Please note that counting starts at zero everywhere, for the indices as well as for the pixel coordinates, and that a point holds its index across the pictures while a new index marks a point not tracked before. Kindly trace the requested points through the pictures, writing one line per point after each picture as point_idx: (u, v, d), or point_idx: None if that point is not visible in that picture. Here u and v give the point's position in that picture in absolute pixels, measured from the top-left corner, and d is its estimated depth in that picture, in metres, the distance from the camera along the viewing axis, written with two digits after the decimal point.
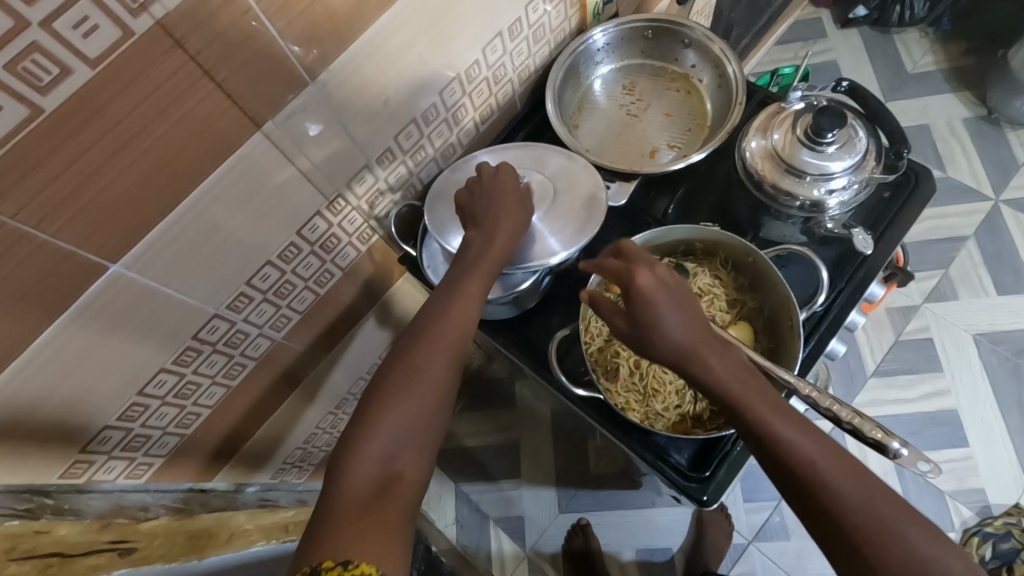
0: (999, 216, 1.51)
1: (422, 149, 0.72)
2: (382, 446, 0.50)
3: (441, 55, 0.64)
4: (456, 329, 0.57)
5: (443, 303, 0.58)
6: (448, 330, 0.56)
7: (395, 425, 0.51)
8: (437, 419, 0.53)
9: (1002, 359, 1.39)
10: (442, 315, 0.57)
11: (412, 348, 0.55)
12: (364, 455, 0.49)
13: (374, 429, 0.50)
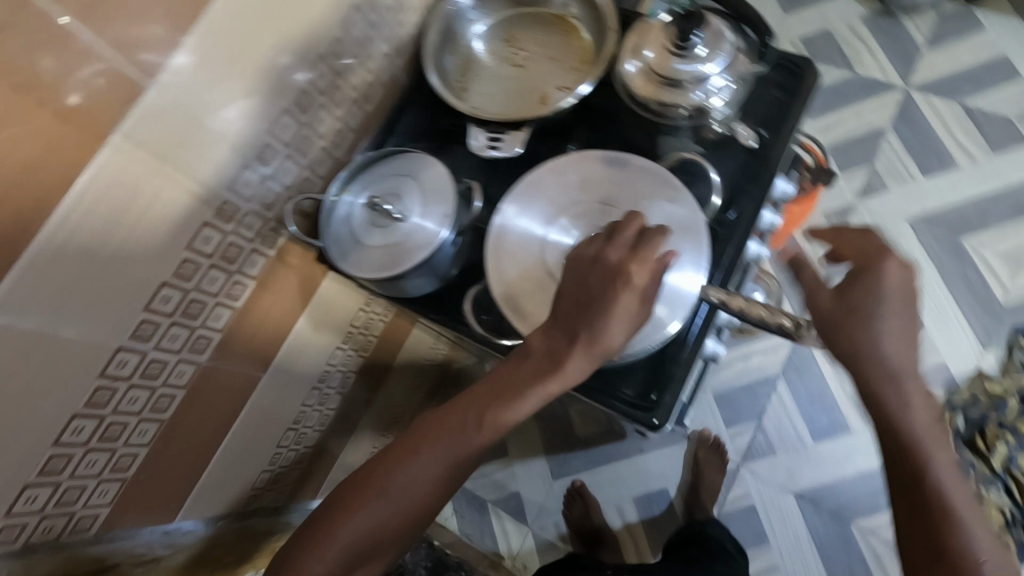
0: (911, 102, 1.55)
1: (306, 138, 0.70)
2: (354, 534, 0.56)
3: (296, 36, 0.63)
4: (475, 442, 0.57)
5: (479, 412, 0.57)
6: (462, 443, 0.57)
7: (370, 517, 0.56)
8: (426, 497, 0.57)
9: (939, 238, 1.43)
10: (469, 426, 0.57)
11: (421, 444, 0.58)
12: (343, 533, 0.55)
13: (360, 508, 0.56)
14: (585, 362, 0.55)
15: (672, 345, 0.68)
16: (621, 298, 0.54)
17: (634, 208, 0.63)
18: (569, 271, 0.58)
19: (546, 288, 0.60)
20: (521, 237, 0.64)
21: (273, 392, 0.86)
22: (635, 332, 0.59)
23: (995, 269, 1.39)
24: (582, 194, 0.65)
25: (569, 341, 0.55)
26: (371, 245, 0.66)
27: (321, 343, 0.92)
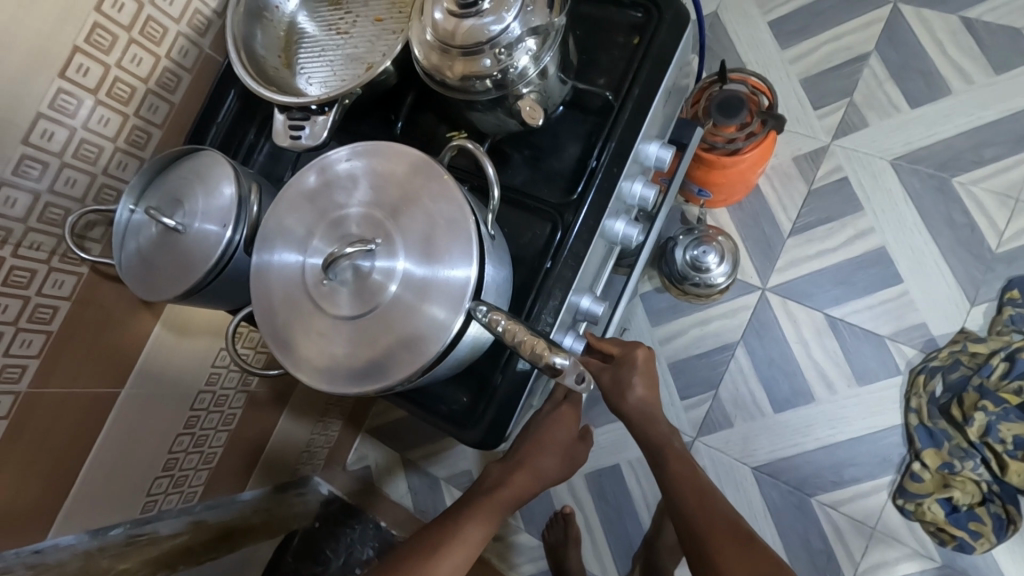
0: (900, 18, 1.33)
1: (88, 143, 0.63)
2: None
3: (28, 29, 0.55)
4: (459, 557, 0.67)
5: (464, 529, 0.69)
6: (450, 561, 0.66)
7: None
8: None
9: (925, 179, 1.25)
10: (453, 542, 0.67)
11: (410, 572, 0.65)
12: None
13: None
14: (534, 475, 0.73)
15: (504, 351, 0.61)
16: (371, 307, 0.48)
17: (401, 210, 0.50)
18: (330, 296, 0.49)
19: (310, 322, 0.50)
20: (279, 259, 0.52)
21: (142, 405, 0.83)
22: (410, 352, 0.47)
23: (989, 211, 1.21)
24: (344, 192, 0.52)
25: (521, 465, 0.74)
26: (155, 265, 0.60)
27: (193, 348, 0.88)
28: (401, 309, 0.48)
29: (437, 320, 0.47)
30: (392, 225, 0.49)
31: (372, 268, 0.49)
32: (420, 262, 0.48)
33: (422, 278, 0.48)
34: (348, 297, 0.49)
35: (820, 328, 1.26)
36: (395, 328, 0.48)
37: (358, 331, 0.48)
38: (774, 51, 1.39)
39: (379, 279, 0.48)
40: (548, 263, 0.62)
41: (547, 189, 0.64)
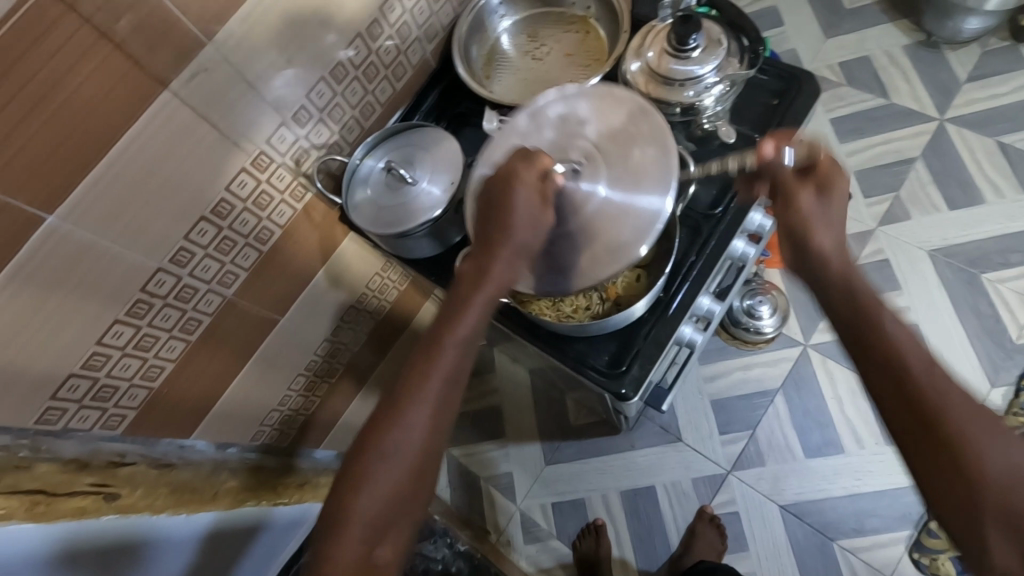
0: (944, 134, 1.55)
1: (339, 107, 0.80)
2: (364, 517, 0.55)
3: (336, 13, 0.72)
4: (436, 387, 0.58)
5: (432, 364, 0.59)
6: (422, 386, 0.58)
7: (377, 483, 0.56)
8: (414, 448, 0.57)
9: (957, 270, 1.43)
10: (422, 374, 0.58)
11: (383, 410, 0.58)
12: (351, 524, 0.55)
13: (358, 494, 0.55)
14: (511, 254, 0.59)
15: (646, 323, 0.75)
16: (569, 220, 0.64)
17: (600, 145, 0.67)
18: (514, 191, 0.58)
19: (498, 215, 0.59)
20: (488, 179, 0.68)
21: (288, 339, 0.95)
22: (614, 255, 0.63)
23: (1011, 307, 1.38)
24: (547, 129, 0.69)
25: (482, 280, 0.59)
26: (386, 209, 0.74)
27: (336, 299, 1.00)
28: (606, 216, 0.64)
29: (641, 226, 0.63)
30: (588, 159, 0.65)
31: (576, 185, 0.65)
32: (616, 190, 0.65)
33: (620, 197, 0.64)
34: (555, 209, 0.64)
35: (854, 388, 1.40)
36: (600, 230, 0.63)
37: (537, 219, 0.60)
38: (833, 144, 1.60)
39: (580, 199, 0.64)
40: (692, 258, 0.77)
41: (691, 205, 0.79)
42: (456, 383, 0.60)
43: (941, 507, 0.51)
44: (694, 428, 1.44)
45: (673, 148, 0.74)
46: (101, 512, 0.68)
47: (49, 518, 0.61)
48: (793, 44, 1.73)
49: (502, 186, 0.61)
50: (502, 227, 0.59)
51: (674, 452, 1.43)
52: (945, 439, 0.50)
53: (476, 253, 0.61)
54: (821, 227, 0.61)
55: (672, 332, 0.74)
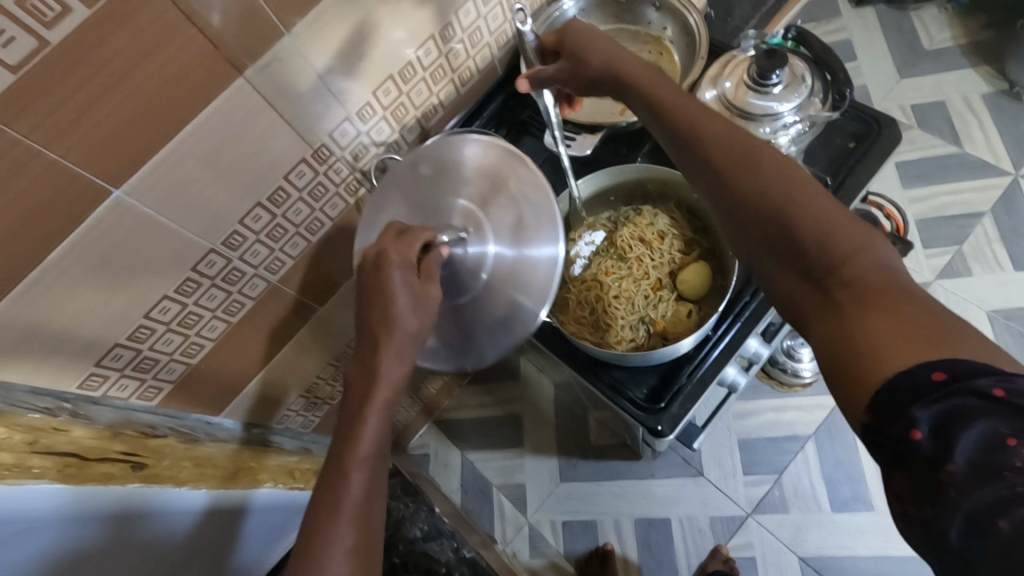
0: (1018, 190, 1.47)
1: (403, 106, 0.80)
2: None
3: (413, 14, 0.72)
4: (345, 520, 0.53)
5: (340, 494, 0.54)
6: (340, 501, 0.54)
7: None
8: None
9: (1017, 336, 1.35)
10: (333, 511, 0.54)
11: (306, 534, 0.53)
12: None
13: None
14: (393, 346, 0.58)
15: (691, 361, 0.73)
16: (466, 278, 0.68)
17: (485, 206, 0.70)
18: (389, 280, 0.58)
19: (374, 306, 0.59)
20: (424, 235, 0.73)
21: (324, 329, 0.95)
22: (514, 317, 0.68)
23: None
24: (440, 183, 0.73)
25: (373, 385, 0.57)
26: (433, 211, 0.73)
27: None
28: (499, 277, 0.68)
29: (539, 285, 0.67)
30: (478, 220, 0.69)
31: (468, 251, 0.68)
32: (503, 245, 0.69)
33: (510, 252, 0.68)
34: (453, 277, 0.68)
35: None
36: (506, 287, 0.68)
37: (422, 308, 0.60)
38: (896, 188, 1.54)
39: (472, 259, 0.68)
40: (747, 298, 0.74)
41: None
42: (374, 492, 0.56)
43: (841, 377, 0.43)
44: (717, 464, 1.40)
45: None
46: (127, 480, 0.71)
47: (77, 480, 0.64)
48: (865, 81, 1.67)
49: (376, 272, 0.60)
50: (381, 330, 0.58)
51: (694, 486, 1.39)
52: (847, 294, 0.45)
53: (362, 356, 0.58)
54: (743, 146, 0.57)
55: (716, 371, 0.72)
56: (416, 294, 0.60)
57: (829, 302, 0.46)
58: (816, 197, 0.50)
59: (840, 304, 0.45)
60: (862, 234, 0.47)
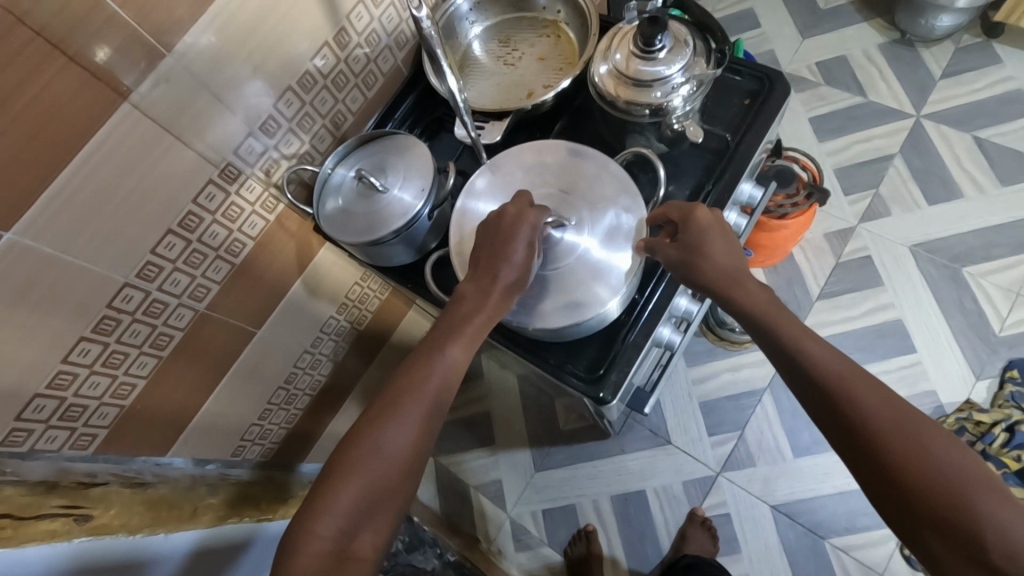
0: (922, 131, 1.56)
1: (309, 116, 0.80)
2: (332, 529, 0.55)
3: (302, 23, 0.72)
4: (421, 406, 0.61)
5: (412, 388, 0.62)
6: (418, 392, 0.62)
7: (364, 483, 0.57)
8: (403, 450, 0.59)
9: (939, 268, 1.43)
10: (411, 394, 0.62)
11: (375, 412, 0.61)
12: (321, 529, 0.55)
13: (334, 495, 0.56)
14: (505, 280, 0.65)
15: (625, 327, 0.75)
16: (516, 236, 0.65)
17: (581, 194, 0.71)
18: (516, 231, 0.65)
19: (494, 248, 0.66)
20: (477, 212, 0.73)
21: (266, 352, 0.93)
22: (583, 304, 0.67)
23: (993, 300, 1.38)
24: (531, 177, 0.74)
25: (483, 305, 0.64)
26: (383, 213, 0.73)
27: (316, 312, 0.99)
28: (587, 265, 0.68)
29: (611, 273, 0.67)
30: (581, 207, 0.71)
31: (566, 237, 0.69)
32: (598, 241, 0.69)
33: (598, 250, 0.68)
34: (547, 251, 0.69)
35: None
36: (580, 277, 0.68)
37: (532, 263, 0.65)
38: (813, 143, 1.61)
39: (569, 242, 0.69)
40: None
41: None
42: (447, 396, 0.64)
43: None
44: (683, 430, 1.43)
45: (643, 151, 0.73)
46: (73, 536, 0.63)
47: (16, 542, 0.56)
48: (771, 46, 1.75)
49: (509, 222, 0.66)
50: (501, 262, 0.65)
51: (664, 455, 1.42)
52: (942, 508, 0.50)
53: (476, 278, 0.66)
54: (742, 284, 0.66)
55: (648, 333, 0.74)
56: (522, 249, 0.65)
57: (939, 531, 0.50)
58: (873, 387, 0.57)
59: (967, 545, 0.49)
60: (943, 441, 0.53)
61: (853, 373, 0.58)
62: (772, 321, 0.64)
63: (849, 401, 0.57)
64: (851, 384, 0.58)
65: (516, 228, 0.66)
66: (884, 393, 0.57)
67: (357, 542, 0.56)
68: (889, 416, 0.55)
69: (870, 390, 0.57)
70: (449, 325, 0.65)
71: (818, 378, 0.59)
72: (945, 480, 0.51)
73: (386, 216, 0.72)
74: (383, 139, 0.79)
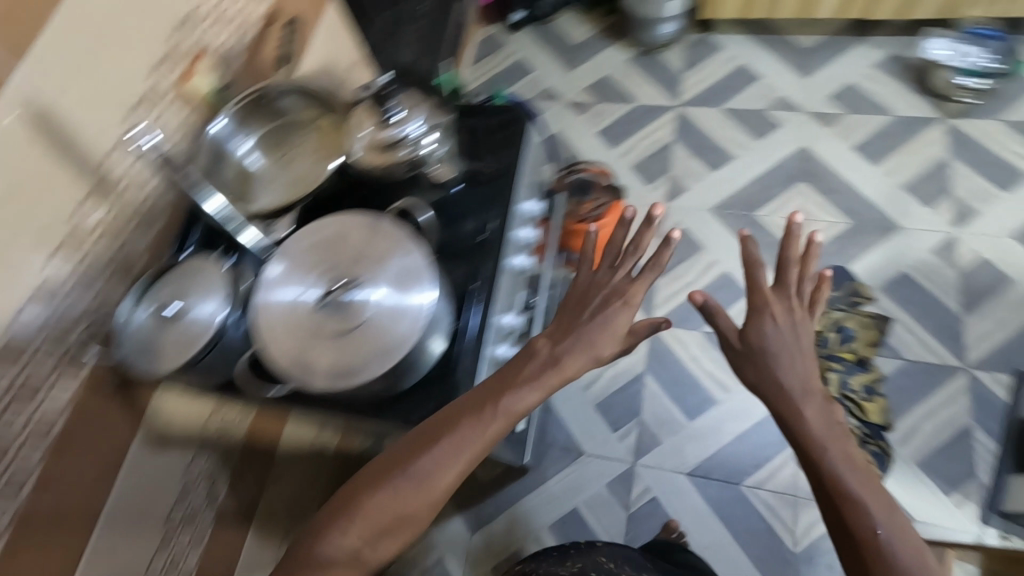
0: (685, 116, 1.84)
1: (84, 274, 0.87)
2: (356, 530, 0.67)
3: (46, 202, 0.82)
4: (468, 443, 0.72)
5: (460, 423, 0.73)
6: (471, 424, 0.73)
7: (395, 494, 0.69)
8: (441, 479, 0.70)
9: (739, 218, 1.66)
10: (467, 422, 0.73)
11: (420, 439, 0.73)
12: (344, 533, 0.67)
13: (364, 505, 0.68)
14: (593, 349, 0.81)
15: (455, 358, 0.81)
16: (611, 318, 0.83)
17: (369, 256, 0.75)
18: (610, 317, 0.83)
19: (577, 314, 0.85)
20: (279, 300, 0.74)
21: (123, 519, 0.91)
22: (391, 348, 0.70)
23: (788, 229, 1.62)
24: (322, 252, 0.76)
25: (554, 365, 0.79)
26: (188, 332, 0.74)
27: (171, 460, 0.98)
28: (385, 315, 0.71)
29: (408, 317, 0.71)
30: (367, 267, 0.74)
31: (360, 295, 0.72)
32: (389, 290, 0.72)
33: (392, 298, 0.72)
34: (347, 315, 0.72)
35: (704, 343, 1.54)
36: (385, 327, 0.71)
37: (622, 345, 0.84)
38: (607, 151, 1.84)
39: (362, 299, 0.72)
40: (473, 285, 0.84)
41: (462, 238, 0.87)
42: (495, 440, 0.74)
43: None
44: (590, 435, 1.49)
45: (408, 202, 0.85)
46: None
47: None
48: (547, 85, 2.00)
49: (598, 295, 0.86)
50: (589, 339, 0.81)
51: (582, 466, 1.46)
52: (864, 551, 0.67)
53: (555, 336, 0.82)
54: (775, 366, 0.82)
55: (475, 359, 0.81)
56: (604, 325, 0.83)
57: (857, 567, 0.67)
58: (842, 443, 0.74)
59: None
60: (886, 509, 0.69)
61: (813, 400, 0.78)
62: (782, 392, 0.80)
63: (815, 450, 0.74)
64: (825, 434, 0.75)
65: (610, 314, 0.84)
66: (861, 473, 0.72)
67: (371, 550, 0.67)
68: (844, 464, 0.72)
69: (838, 449, 0.73)
70: (515, 379, 0.78)
71: (788, 412, 0.78)
72: (876, 530, 0.67)
73: (189, 335, 0.74)
74: (174, 267, 0.81)
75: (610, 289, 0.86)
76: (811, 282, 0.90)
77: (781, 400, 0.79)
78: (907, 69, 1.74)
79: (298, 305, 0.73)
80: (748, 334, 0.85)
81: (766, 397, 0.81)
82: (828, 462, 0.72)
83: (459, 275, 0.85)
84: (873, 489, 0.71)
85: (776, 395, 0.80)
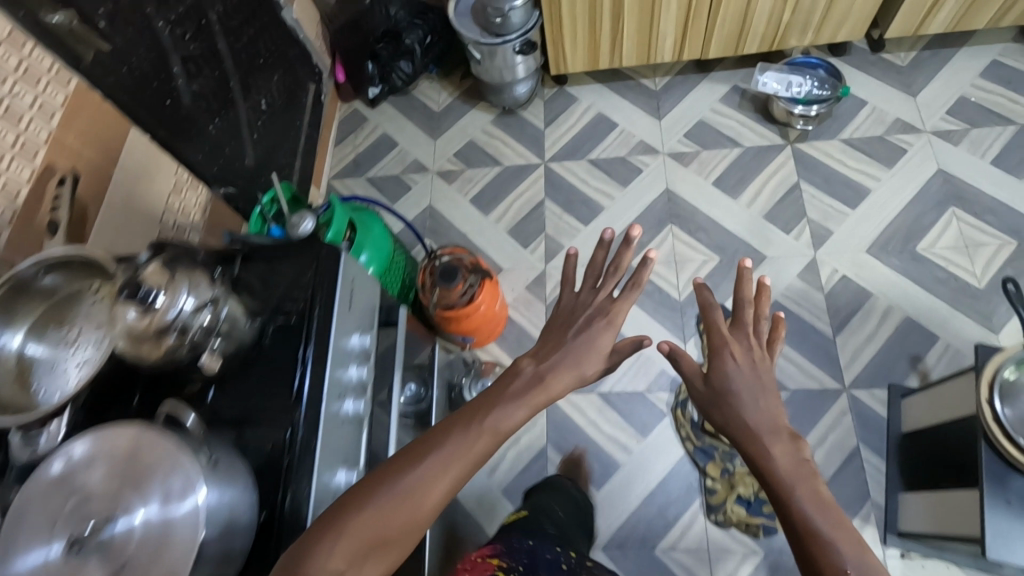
0: (551, 172, 1.84)
1: None
2: (337, 551, 0.62)
3: None
4: (453, 459, 0.69)
5: (449, 437, 0.71)
6: (462, 436, 0.71)
7: (381, 513, 0.65)
8: (429, 495, 0.67)
9: None
10: (459, 434, 0.71)
11: (405, 457, 0.70)
12: (323, 555, 0.62)
13: (343, 526, 0.64)
14: (576, 370, 0.82)
15: (272, 548, 0.69)
16: (592, 332, 0.86)
17: (131, 478, 0.65)
18: (592, 332, 0.86)
19: (561, 333, 0.87)
20: (28, 559, 0.63)
21: None
22: None
23: (663, 274, 1.64)
24: (80, 479, 0.66)
25: (539, 382, 0.79)
26: None
27: None
28: (153, 546, 0.62)
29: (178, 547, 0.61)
30: (128, 491, 0.64)
31: (121, 528, 0.63)
32: (154, 513, 0.63)
33: (157, 521, 0.62)
34: (107, 556, 0.62)
35: (599, 406, 1.52)
36: (152, 562, 0.61)
37: (605, 362, 0.85)
38: (482, 218, 1.81)
39: (124, 532, 0.62)
40: (288, 456, 0.74)
41: (274, 401, 0.78)
42: (487, 451, 0.72)
43: None
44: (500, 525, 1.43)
45: (173, 403, 0.73)
46: None
47: None
48: (414, 156, 1.96)
49: (574, 320, 0.89)
50: (573, 360, 0.82)
51: None
52: None
53: (543, 355, 0.84)
54: (741, 397, 0.79)
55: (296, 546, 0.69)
56: (581, 343, 0.84)
57: None
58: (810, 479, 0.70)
59: None
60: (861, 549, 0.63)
61: (780, 433, 0.74)
62: (748, 432, 0.75)
63: (786, 485, 0.69)
64: (793, 465, 0.71)
65: (589, 330, 0.86)
66: (834, 517, 0.66)
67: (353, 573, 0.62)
68: (811, 499, 0.67)
69: (807, 489, 0.68)
70: (501, 396, 0.76)
71: (756, 440, 0.74)
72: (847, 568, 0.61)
73: None
74: None
75: (595, 313, 0.88)
76: (766, 327, 0.92)
77: (748, 441, 0.75)
78: (749, 100, 1.82)
79: (47, 558, 0.63)
80: (712, 374, 0.83)
81: (735, 435, 0.76)
82: (797, 506, 0.67)
83: (271, 447, 0.75)
84: (846, 528, 0.65)
85: (744, 435, 0.75)
